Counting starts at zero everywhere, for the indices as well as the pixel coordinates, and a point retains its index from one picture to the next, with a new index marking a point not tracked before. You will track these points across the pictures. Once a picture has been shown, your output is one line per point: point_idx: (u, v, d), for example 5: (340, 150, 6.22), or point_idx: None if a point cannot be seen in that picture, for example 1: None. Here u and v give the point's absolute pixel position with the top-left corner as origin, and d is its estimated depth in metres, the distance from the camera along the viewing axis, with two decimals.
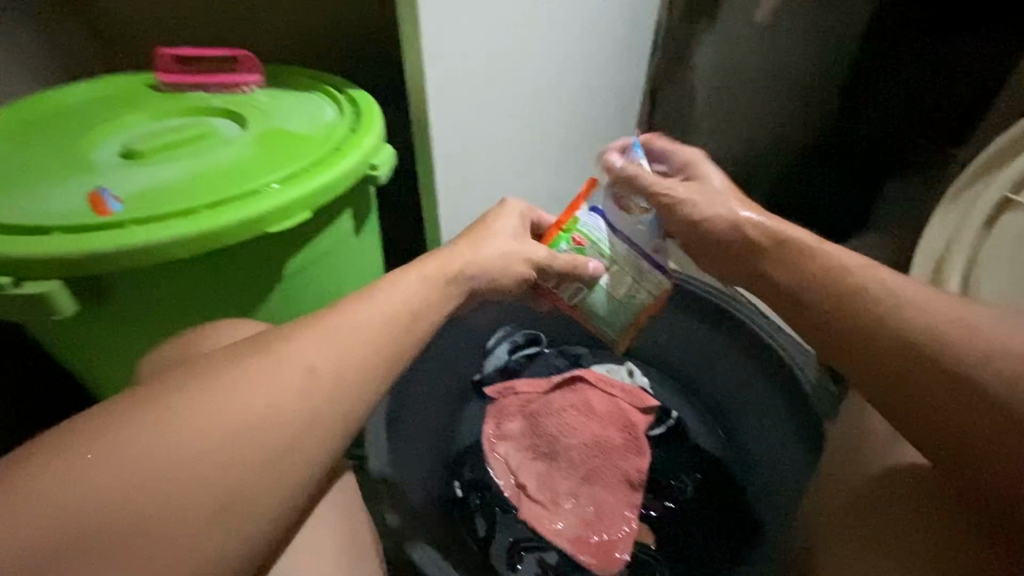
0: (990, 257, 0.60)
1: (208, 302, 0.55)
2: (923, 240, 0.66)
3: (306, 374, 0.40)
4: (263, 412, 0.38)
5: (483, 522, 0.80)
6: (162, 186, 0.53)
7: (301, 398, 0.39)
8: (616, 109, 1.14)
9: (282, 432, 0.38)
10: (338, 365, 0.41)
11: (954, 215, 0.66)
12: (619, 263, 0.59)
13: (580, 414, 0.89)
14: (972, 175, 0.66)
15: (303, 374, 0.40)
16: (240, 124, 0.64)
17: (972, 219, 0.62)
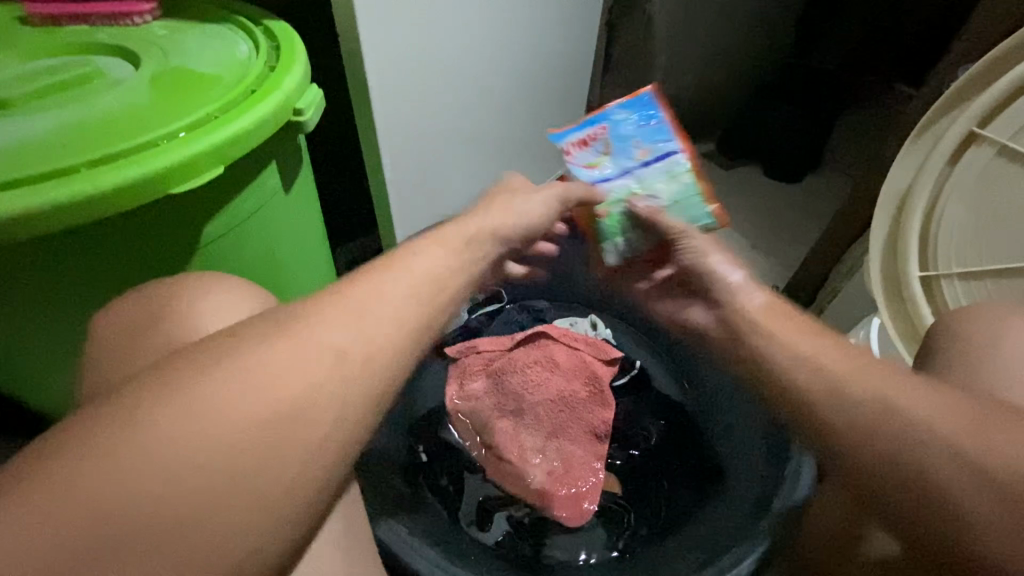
0: (950, 199, 0.61)
1: (114, 277, 0.47)
2: (887, 181, 0.67)
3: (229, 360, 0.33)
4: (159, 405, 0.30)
5: (450, 484, 0.79)
6: (34, 141, 0.44)
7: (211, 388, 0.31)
8: (572, 45, 1.06)
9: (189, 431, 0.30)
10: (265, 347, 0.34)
11: (919, 153, 0.65)
12: (659, 187, 0.54)
13: (544, 369, 0.86)
14: (941, 106, 0.62)
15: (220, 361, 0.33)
16: (132, 64, 0.54)
17: (937, 160, 0.62)
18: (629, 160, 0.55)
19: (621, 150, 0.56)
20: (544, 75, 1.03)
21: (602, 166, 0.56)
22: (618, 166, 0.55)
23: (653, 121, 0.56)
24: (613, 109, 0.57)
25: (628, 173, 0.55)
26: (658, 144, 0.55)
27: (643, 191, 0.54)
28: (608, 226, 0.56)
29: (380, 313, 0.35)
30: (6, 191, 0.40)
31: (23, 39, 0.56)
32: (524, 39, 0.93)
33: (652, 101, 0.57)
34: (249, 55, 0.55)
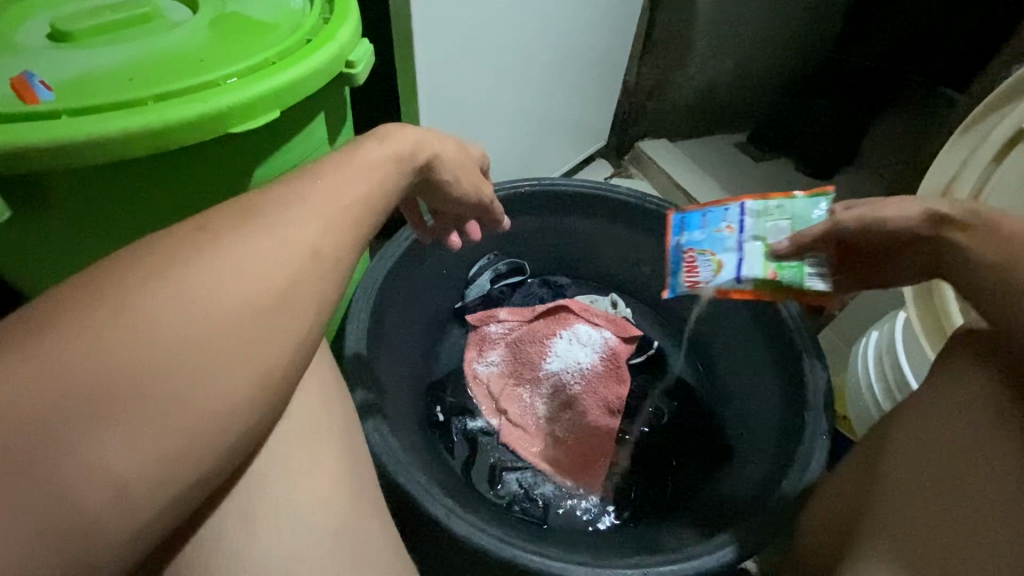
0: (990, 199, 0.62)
1: (164, 210, 0.48)
2: (928, 177, 0.68)
3: (286, 297, 0.34)
4: (223, 333, 0.31)
5: (463, 443, 0.81)
6: (101, 73, 0.46)
7: (268, 323, 0.33)
8: (616, 23, 1.05)
9: (246, 367, 0.31)
10: (317, 292, 0.35)
11: (964, 148, 0.65)
12: (770, 232, 0.66)
13: (565, 341, 0.89)
14: (988, 104, 0.63)
15: (277, 298, 0.33)
16: (191, 6, 0.55)
17: (995, 141, 0.61)
18: (730, 240, 0.67)
19: (716, 245, 0.68)
20: (584, 53, 1.02)
21: (726, 263, 0.66)
22: (729, 252, 0.66)
23: (694, 217, 0.72)
24: (677, 239, 0.71)
25: (746, 244, 0.66)
26: (728, 216, 0.69)
27: (771, 235, 0.65)
28: (794, 277, 0.62)
29: (334, 212, 0.38)
30: (77, 116, 0.41)
31: None
32: (568, 11, 0.93)
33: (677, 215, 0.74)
34: (303, 4, 0.56)
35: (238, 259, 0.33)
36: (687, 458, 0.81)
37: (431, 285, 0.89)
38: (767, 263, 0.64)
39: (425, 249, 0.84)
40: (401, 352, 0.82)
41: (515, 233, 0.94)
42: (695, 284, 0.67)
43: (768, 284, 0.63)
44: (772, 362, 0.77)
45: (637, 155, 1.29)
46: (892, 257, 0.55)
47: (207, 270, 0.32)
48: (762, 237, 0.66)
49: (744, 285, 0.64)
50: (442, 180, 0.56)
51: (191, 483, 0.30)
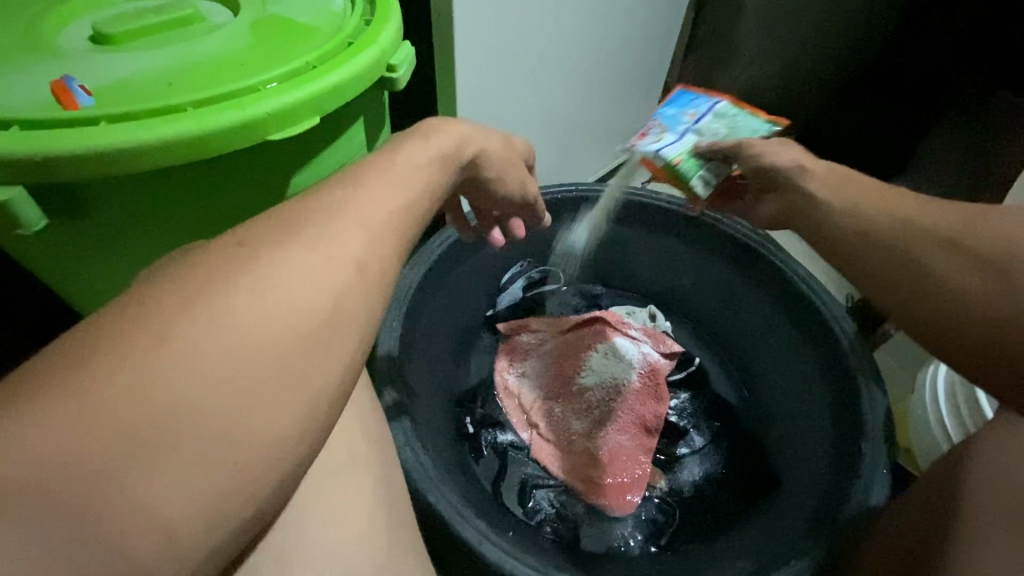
0: None
1: (200, 220, 0.47)
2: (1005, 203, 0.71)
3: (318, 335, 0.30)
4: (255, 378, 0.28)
5: (493, 457, 0.79)
6: (141, 79, 0.45)
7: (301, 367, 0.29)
8: (658, 23, 1.01)
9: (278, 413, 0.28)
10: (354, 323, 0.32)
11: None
12: (707, 132, 0.65)
13: (603, 356, 0.85)
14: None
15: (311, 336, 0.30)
16: (231, 10, 0.54)
17: None
18: (684, 124, 0.67)
19: (668, 123, 0.68)
20: (625, 55, 0.99)
21: (665, 138, 0.66)
22: (676, 134, 0.66)
23: (676, 98, 0.71)
24: (655, 107, 0.71)
25: (687, 133, 0.66)
26: (701, 108, 0.69)
27: (706, 134, 0.65)
28: (689, 170, 0.62)
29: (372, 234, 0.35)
30: (115, 124, 0.40)
31: None
32: (610, 11, 0.89)
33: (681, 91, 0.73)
34: (344, 7, 0.54)
35: (266, 289, 0.29)
36: (729, 485, 0.76)
37: (462, 291, 0.87)
38: (681, 152, 0.63)
39: (455, 257, 0.81)
40: (431, 362, 0.80)
41: (546, 240, 0.91)
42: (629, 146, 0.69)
43: (667, 164, 0.63)
44: (823, 385, 0.72)
45: None
46: (767, 190, 0.58)
47: (249, 290, 0.29)
48: (699, 133, 0.65)
49: (648, 154, 0.66)
50: (485, 175, 0.54)
51: (223, 538, 0.27)
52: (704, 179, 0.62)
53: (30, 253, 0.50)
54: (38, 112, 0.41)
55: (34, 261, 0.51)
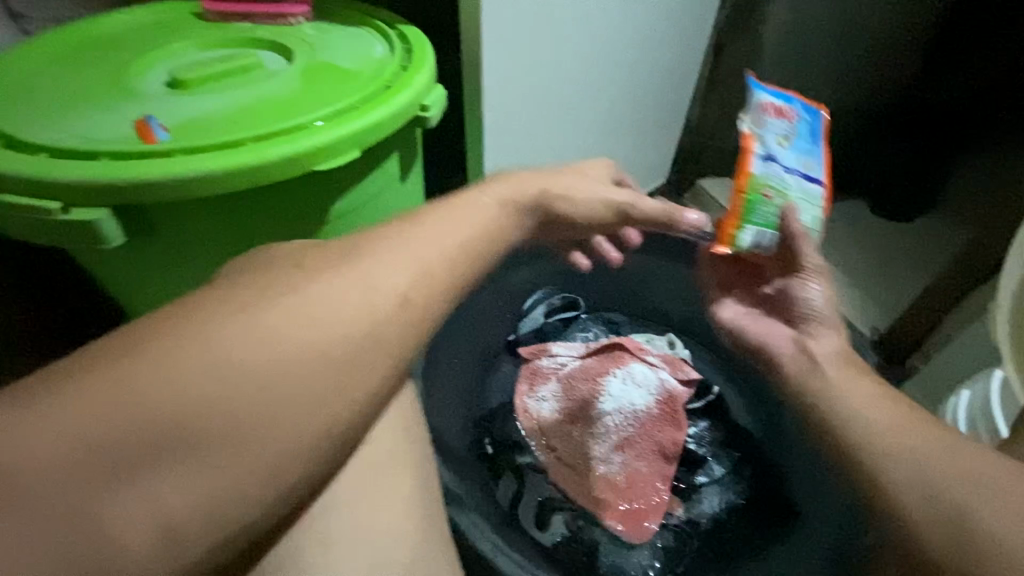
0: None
1: (251, 239, 0.53)
2: None
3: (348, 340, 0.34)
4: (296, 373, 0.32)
5: (511, 479, 0.80)
6: (210, 118, 0.51)
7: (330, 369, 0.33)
8: (679, 64, 1.06)
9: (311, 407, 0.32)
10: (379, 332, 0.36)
11: None
12: (795, 195, 0.55)
13: (622, 381, 0.85)
14: None
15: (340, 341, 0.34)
16: (287, 58, 0.62)
17: None
18: (794, 166, 0.56)
19: (802, 149, 0.57)
20: (646, 94, 1.04)
21: (782, 152, 0.56)
22: (788, 169, 0.56)
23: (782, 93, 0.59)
24: (801, 116, 0.59)
25: (796, 178, 0.56)
26: (819, 165, 0.58)
27: (807, 203, 0.56)
28: (762, 216, 0.55)
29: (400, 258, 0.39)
30: (186, 155, 0.46)
31: (201, 31, 0.68)
32: (631, 52, 0.95)
33: (818, 119, 0.60)
34: (385, 55, 0.61)
35: (308, 298, 0.35)
36: (748, 517, 0.76)
37: (484, 316, 0.92)
38: (751, 193, 0.54)
39: (478, 283, 0.88)
40: (453, 383, 0.84)
41: (567, 267, 0.96)
42: (751, 120, 0.57)
43: (748, 197, 0.54)
44: None
45: (697, 193, 1.25)
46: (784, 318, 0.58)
47: (291, 300, 0.34)
48: (788, 186, 0.55)
49: (753, 166, 0.54)
50: (558, 211, 0.54)
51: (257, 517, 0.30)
52: (757, 237, 0.56)
53: (105, 268, 0.56)
54: (124, 145, 0.47)
55: (106, 276, 0.57)
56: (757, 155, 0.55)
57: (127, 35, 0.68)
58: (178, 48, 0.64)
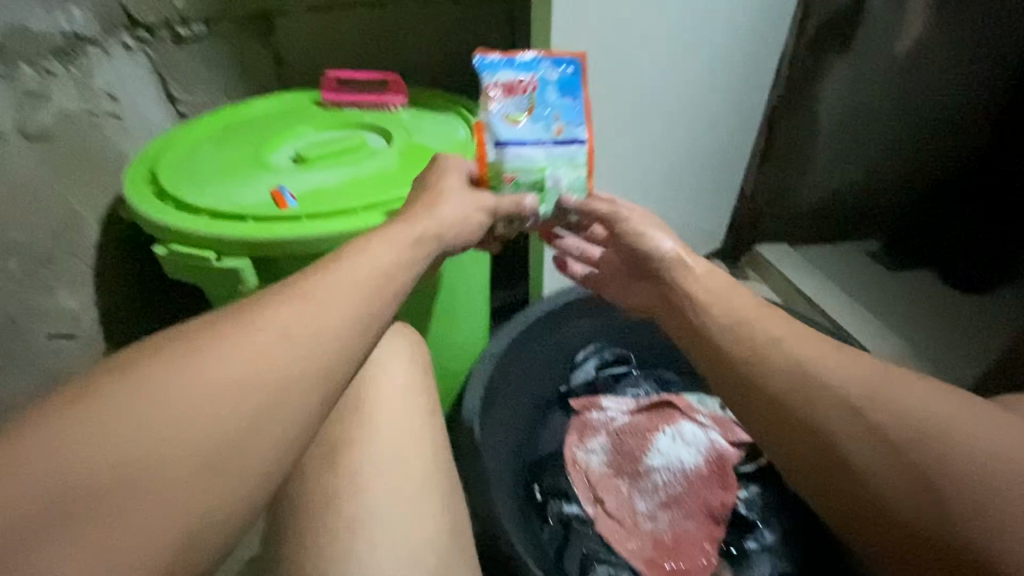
0: None
1: None
2: None
3: None
4: None
5: (558, 528, 0.82)
6: (327, 188, 0.64)
7: None
8: (732, 139, 1.13)
9: None
10: None
11: None
12: (551, 165, 0.62)
13: (672, 439, 0.88)
14: None
15: None
16: (387, 139, 0.75)
17: None
18: (544, 129, 0.62)
19: (568, 114, 0.63)
20: (700, 167, 1.12)
21: (519, 123, 0.62)
22: (534, 131, 0.62)
23: (521, 62, 0.65)
24: (550, 78, 0.65)
25: (548, 144, 0.61)
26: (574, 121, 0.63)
27: (563, 170, 0.63)
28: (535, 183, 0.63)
29: None
30: (310, 220, 0.58)
31: (320, 116, 0.83)
32: (684, 130, 1.03)
33: (578, 75, 0.66)
34: (466, 138, 0.72)
35: None
36: None
37: (539, 366, 0.98)
38: (497, 170, 0.63)
39: (535, 334, 0.95)
40: (507, 429, 0.90)
41: (618, 324, 1.02)
42: (496, 90, 0.64)
43: (497, 176, 0.63)
44: None
45: (754, 258, 1.29)
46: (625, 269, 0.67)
47: None
48: (538, 162, 0.62)
49: (490, 150, 0.63)
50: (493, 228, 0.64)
51: None
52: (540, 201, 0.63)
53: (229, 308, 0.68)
54: (263, 210, 0.60)
55: None
56: (489, 133, 0.63)
57: (261, 119, 0.84)
58: (301, 128, 0.80)
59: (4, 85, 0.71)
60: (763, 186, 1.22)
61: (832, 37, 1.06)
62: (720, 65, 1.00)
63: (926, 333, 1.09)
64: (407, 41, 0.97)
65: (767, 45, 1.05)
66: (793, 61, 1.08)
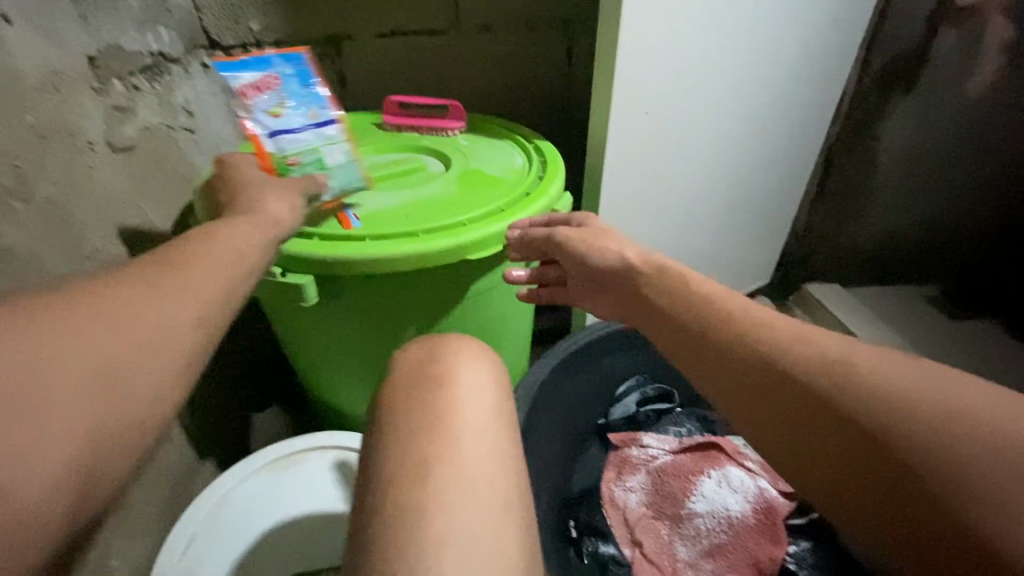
0: None
1: (403, 309, 0.64)
2: None
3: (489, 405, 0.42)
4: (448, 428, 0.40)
5: (594, 568, 0.79)
6: (388, 210, 0.65)
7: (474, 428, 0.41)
8: (787, 175, 1.11)
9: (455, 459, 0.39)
10: None
11: None
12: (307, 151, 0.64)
13: (716, 483, 0.84)
14: None
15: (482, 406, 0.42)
16: (445, 163, 0.76)
17: None
18: (298, 120, 0.65)
19: (317, 103, 0.68)
20: (753, 202, 1.09)
21: (280, 114, 0.65)
22: (295, 121, 0.65)
23: (255, 64, 0.66)
24: (282, 70, 0.67)
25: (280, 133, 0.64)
26: (325, 113, 0.67)
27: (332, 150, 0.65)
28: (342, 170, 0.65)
29: None
30: (373, 241, 0.59)
31: (380, 137, 0.85)
32: (739, 164, 1.01)
33: (304, 62, 0.69)
34: (524, 166, 0.73)
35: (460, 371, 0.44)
36: None
37: (579, 397, 0.96)
38: (281, 160, 0.63)
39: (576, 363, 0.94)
40: (544, 460, 0.88)
41: (662, 358, 1.00)
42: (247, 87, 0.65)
43: (282, 163, 0.62)
44: None
45: (804, 297, 1.24)
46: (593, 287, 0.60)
47: None
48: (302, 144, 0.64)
49: (264, 141, 0.63)
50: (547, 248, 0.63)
51: None
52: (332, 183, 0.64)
53: (284, 322, 0.69)
54: (327, 228, 0.61)
55: (282, 327, 0.71)
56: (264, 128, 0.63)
57: None
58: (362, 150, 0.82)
59: (100, 100, 0.75)
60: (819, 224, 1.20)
61: (896, 74, 1.03)
62: (779, 101, 0.99)
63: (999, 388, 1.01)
64: (466, 70, 1.00)
65: (828, 82, 1.02)
66: (856, 100, 1.06)
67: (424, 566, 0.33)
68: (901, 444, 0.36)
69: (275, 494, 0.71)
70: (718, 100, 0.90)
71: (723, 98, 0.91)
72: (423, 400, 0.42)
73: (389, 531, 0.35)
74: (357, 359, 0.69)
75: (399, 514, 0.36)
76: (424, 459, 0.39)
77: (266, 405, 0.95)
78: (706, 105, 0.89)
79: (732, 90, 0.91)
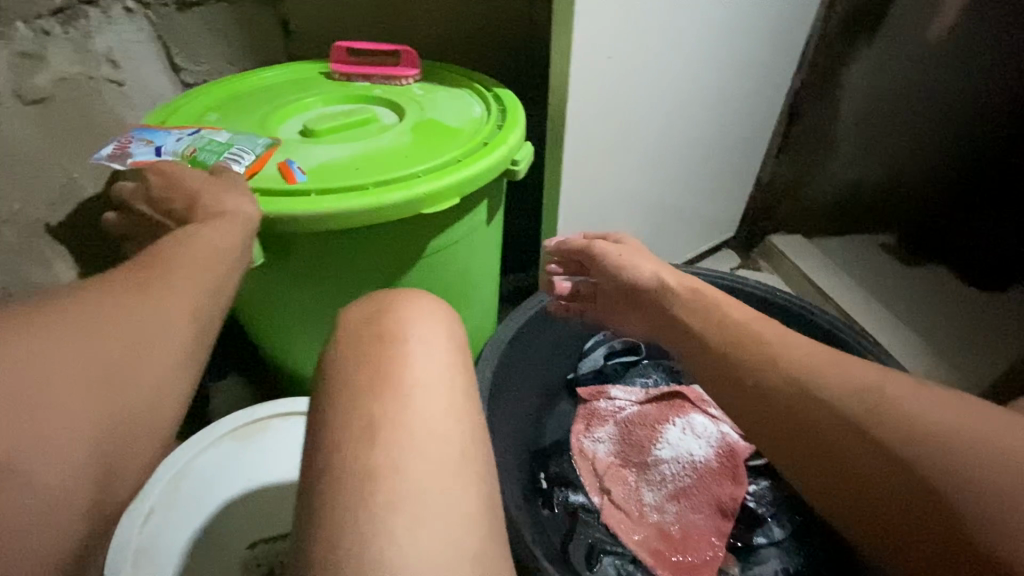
0: None
1: (358, 269, 0.61)
2: None
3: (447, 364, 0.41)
4: (401, 391, 0.39)
5: (563, 516, 0.81)
6: (336, 163, 0.61)
7: (430, 392, 0.39)
8: (754, 125, 1.10)
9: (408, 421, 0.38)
10: None
11: None
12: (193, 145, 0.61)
13: (681, 431, 0.87)
14: None
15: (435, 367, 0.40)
16: (399, 114, 0.72)
17: None
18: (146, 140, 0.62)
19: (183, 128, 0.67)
20: (719, 153, 1.08)
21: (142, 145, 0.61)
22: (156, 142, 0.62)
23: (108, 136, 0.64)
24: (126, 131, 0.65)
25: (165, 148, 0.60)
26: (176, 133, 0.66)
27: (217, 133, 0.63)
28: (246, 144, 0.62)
29: None
30: (319, 195, 0.55)
31: (329, 88, 0.79)
32: (705, 113, 1.00)
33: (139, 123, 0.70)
34: (483, 115, 0.69)
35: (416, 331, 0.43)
36: None
37: (547, 354, 0.97)
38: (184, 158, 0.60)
39: (545, 320, 0.94)
40: (513, 415, 0.88)
41: None
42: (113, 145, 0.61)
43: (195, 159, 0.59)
44: None
45: (768, 248, 1.26)
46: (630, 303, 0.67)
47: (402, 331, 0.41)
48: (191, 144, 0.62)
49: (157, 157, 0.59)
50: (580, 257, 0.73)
51: None
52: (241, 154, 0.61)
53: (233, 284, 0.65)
54: (270, 184, 0.57)
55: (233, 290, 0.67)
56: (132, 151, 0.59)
57: (268, 89, 0.81)
58: (310, 101, 0.77)
59: (1, 45, 0.68)
60: (783, 176, 1.22)
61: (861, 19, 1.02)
62: (746, 46, 0.96)
63: (941, 330, 1.07)
64: (420, 13, 0.93)
65: (797, 27, 1.00)
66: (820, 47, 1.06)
67: (377, 527, 0.33)
68: (900, 454, 0.39)
69: (239, 461, 0.71)
70: (683, 46, 0.88)
71: (688, 44, 0.88)
72: (375, 359, 0.40)
73: (340, 494, 0.34)
74: (310, 320, 0.66)
75: (351, 475, 0.35)
76: (377, 418, 0.37)
77: (223, 373, 0.92)
78: (671, 51, 0.87)
79: (697, 36, 0.88)
